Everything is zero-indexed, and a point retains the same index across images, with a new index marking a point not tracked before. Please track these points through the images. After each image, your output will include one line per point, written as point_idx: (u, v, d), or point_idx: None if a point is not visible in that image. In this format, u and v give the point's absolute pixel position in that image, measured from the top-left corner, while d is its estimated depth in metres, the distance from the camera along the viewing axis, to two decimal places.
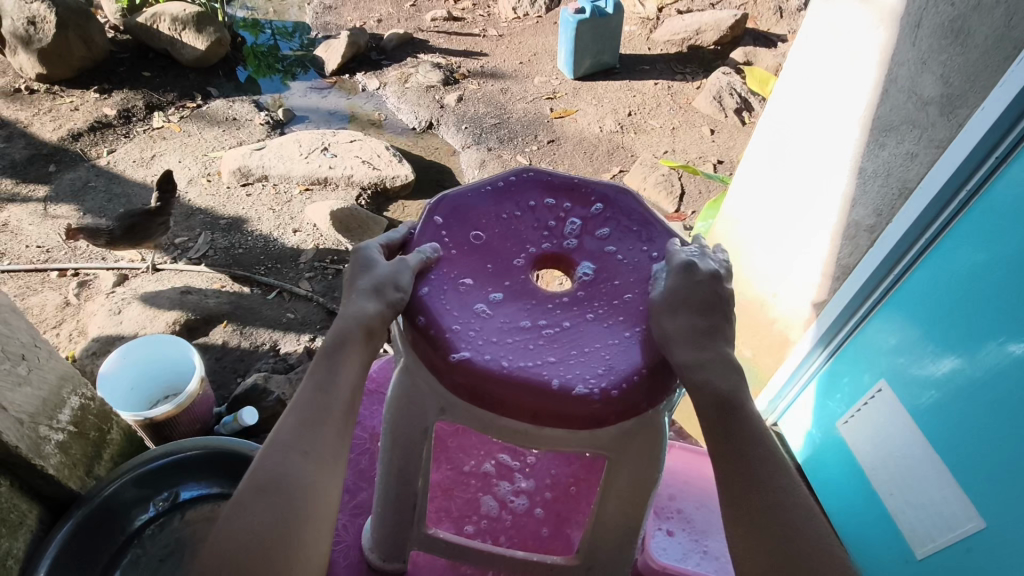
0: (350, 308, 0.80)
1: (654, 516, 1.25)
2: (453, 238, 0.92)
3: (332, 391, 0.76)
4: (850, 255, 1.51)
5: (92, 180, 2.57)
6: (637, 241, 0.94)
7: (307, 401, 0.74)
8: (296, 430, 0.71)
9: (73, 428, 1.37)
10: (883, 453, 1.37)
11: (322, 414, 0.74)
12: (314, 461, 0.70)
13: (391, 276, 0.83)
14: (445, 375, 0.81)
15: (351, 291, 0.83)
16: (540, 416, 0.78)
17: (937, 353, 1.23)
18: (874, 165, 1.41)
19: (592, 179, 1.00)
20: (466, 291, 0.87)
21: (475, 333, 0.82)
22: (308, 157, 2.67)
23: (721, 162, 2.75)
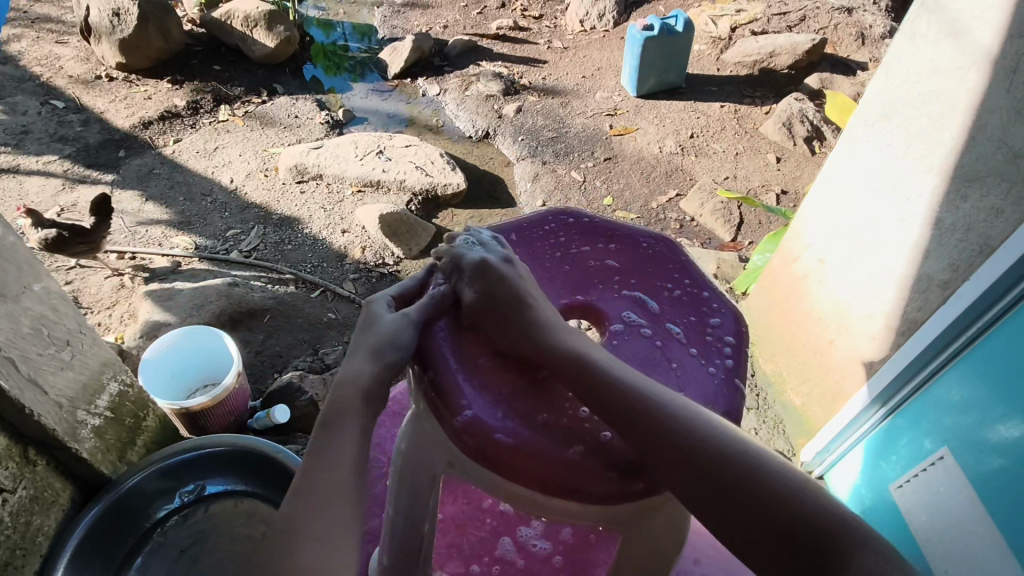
0: (347, 371, 0.83)
1: None
2: (472, 281, 0.89)
3: (338, 469, 0.77)
4: (918, 310, 1.39)
5: (157, 168, 2.67)
6: (684, 307, 0.90)
7: (309, 482, 0.76)
8: (305, 514, 0.73)
9: (110, 414, 1.39)
10: (937, 523, 1.24)
11: (332, 492, 0.75)
12: (325, 546, 0.72)
13: (392, 334, 0.82)
14: (452, 434, 0.74)
15: (357, 346, 0.86)
16: (551, 487, 0.72)
17: (1007, 416, 1.10)
18: (953, 218, 1.30)
19: (635, 229, 0.98)
20: (479, 340, 0.82)
21: (486, 388, 0.76)
22: (363, 159, 2.69)
23: (785, 192, 2.63)
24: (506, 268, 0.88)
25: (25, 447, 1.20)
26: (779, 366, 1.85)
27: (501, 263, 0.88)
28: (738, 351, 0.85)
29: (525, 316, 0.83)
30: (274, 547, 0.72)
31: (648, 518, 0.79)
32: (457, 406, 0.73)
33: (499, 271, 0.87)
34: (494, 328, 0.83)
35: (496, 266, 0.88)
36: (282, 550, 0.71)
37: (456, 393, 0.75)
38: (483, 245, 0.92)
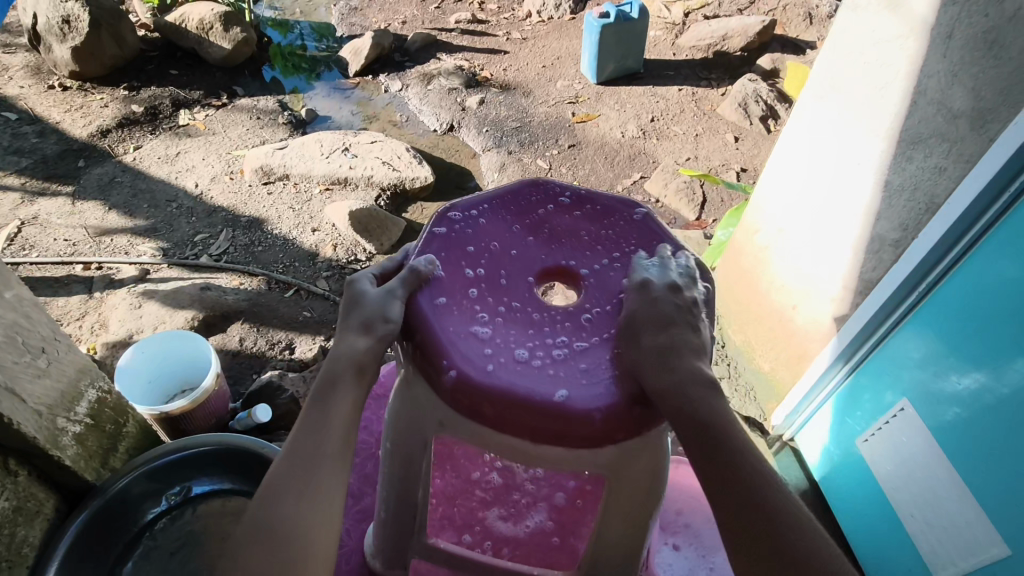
0: (342, 346, 0.83)
1: (660, 530, 1.22)
2: (450, 253, 0.91)
3: (326, 432, 0.78)
4: (873, 269, 1.47)
5: (118, 176, 2.62)
6: (654, 261, 0.94)
7: (299, 444, 0.77)
8: (290, 470, 0.75)
9: (90, 421, 1.37)
10: (904, 472, 1.33)
11: (317, 453, 0.77)
12: (306, 502, 0.74)
13: (379, 309, 0.82)
14: (444, 395, 0.79)
15: (344, 327, 0.85)
16: (539, 434, 0.77)
17: (961, 368, 1.20)
18: (900, 179, 1.37)
19: (603, 194, 1.02)
20: (463, 309, 0.85)
21: (474, 351, 0.80)
22: (330, 157, 2.69)
23: (744, 170, 2.71)
24: (667, 294, 0.84)
25: (5, 458, 1.19)
26: (747, 335, 1.91)
27: (667, 291, 0.84)
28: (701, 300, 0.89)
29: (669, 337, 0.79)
30: (256, 501, 0.74)
31: (633, 462, 0.82)
32: (441, 365, 0.79)
33: (666, 300, 0.83)
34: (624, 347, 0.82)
35: (658, 290, 0.85)
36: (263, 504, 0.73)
37: (439, 352, 0.80)
38: (666, 268, 0.89)
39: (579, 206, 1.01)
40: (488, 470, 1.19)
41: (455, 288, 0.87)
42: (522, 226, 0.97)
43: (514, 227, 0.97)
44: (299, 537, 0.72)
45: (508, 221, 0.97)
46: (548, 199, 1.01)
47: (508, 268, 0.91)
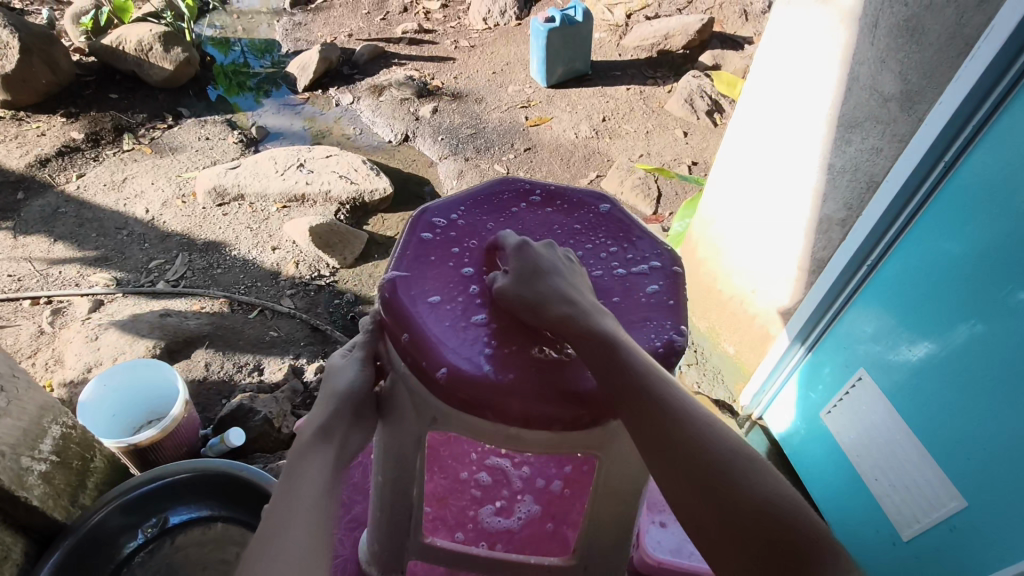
0: (312, 416, 0.88)
1: (648, 510, 1.25)
2: (432, 253, 0.93)
3: (296, 497, 0.78)
4: (824, 248, 1.54)
5: (62, 207, 2.53)
6: (627, 252, 0.97)
7: (270, 512, 0.77)
8: (259, 540, 0.75)
9: (56, 458, 1.27)
10: (867, 439, 1.40)
11: (288, 518, 0.76)
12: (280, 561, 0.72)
13: (343, 374, 0.91)
14: (435, 389, 0.80)
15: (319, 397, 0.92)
16: (532, 421, 0.79)
17: (911, 337, 1.27)
18: (842, 161, 1.45)
19: (574, 188, 1.06)
20: (455, 305, 0.86)
21: (473, 339, 0.82)
22: (284, 174, 2.65)
23: (695, 163, 2.80)
24: (546, 251, 0.87)
25: None
26: (711, 321, 1.97)
27: (543, 248, 0.88)
28: (668, 289, 0.92)
29: (556, 288, 0.82)
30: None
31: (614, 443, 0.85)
32: (435, 364, 0.79)
33: (542, 256, 0.86)
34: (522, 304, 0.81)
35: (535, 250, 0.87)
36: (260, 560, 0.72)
37: (431, 347, 0.80)
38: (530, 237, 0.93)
39: (549, 203, 1.04)
40: (475, 469, 1.25)
41: (446, 285, 0.88)
42: (498, 223, 1.00)
43: (489, 224, 0.99)
44: None
45: (483, 220, 0.99)
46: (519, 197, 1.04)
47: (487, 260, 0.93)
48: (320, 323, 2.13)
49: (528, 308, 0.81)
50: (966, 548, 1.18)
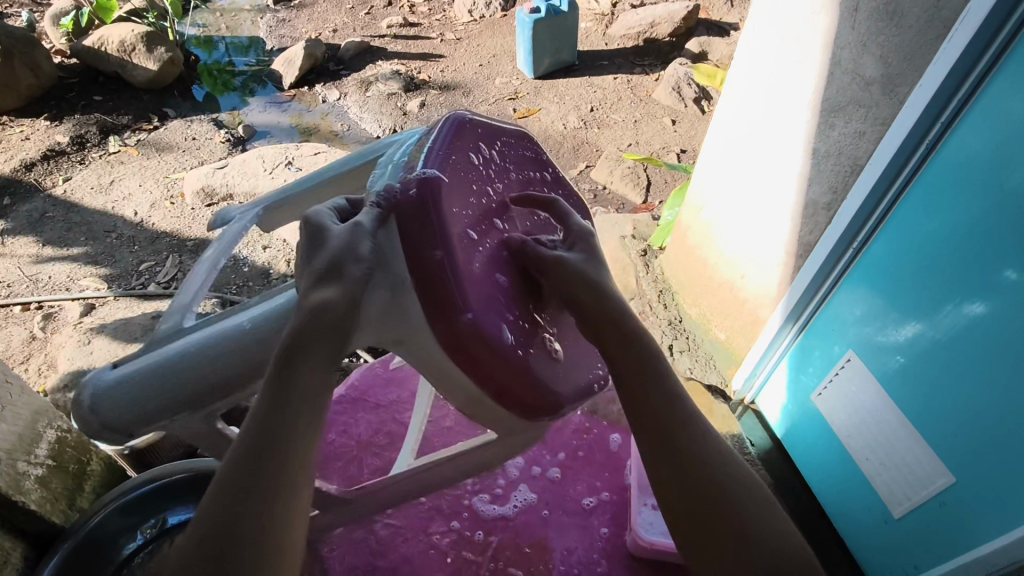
0: (310, 296, 0.70)
1: (638, 491, 1.21)
2: (473, 174, 0.83)
3: (281, 416, 0.68)
4: (811, 232, 1.55)
5: (49, 211, 2.51)
6: None
7: (254, 434, 0.68)
8: (239, 467, 0.66)
9: (53, 461, 1.27)
10: (856, 420, 1.43)
11: (269, 441, 0.67)
12: (262, 495, 0.65)
13: (351, 246, 0.72)
14: (443, 329, 0.73)
15: (306, 268, 0.73)
16: (502, 396, 0.79)
17: (897, 318, 1.29)
18: (826, 145, 1.46)
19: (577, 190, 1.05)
20: (485, 250, 0.80)
21: (495, 298, 0.77)
22: (273, 174, 2.59)
23: (684, 151, 2.80)
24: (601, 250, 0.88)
25: None
26: (702, 308, 1.98)
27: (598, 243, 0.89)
28: None
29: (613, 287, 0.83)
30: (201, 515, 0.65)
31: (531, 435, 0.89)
32: (462, 303, 0.72)
33: (600, 253, 0.87)
34: (582, 288, 0.81)
35: (595, 244, 0.87)
36: (224, 503, 0.65)
37: (462, 285, 0.72)
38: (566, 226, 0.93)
39: (558, 185, 1.01)
40: None
41: (478, 218, 0.81)
42: (517, 174, 0.94)
43: (512, 172, 0.93)
44: (253, 534, 0.64)
45: (508, 164, 0.93)
46: (537, 161, 1.00)
47: (511, 217, 0.88)
48: None
49: (589, 295, 0.80)
50: (955, 524, 1.21)
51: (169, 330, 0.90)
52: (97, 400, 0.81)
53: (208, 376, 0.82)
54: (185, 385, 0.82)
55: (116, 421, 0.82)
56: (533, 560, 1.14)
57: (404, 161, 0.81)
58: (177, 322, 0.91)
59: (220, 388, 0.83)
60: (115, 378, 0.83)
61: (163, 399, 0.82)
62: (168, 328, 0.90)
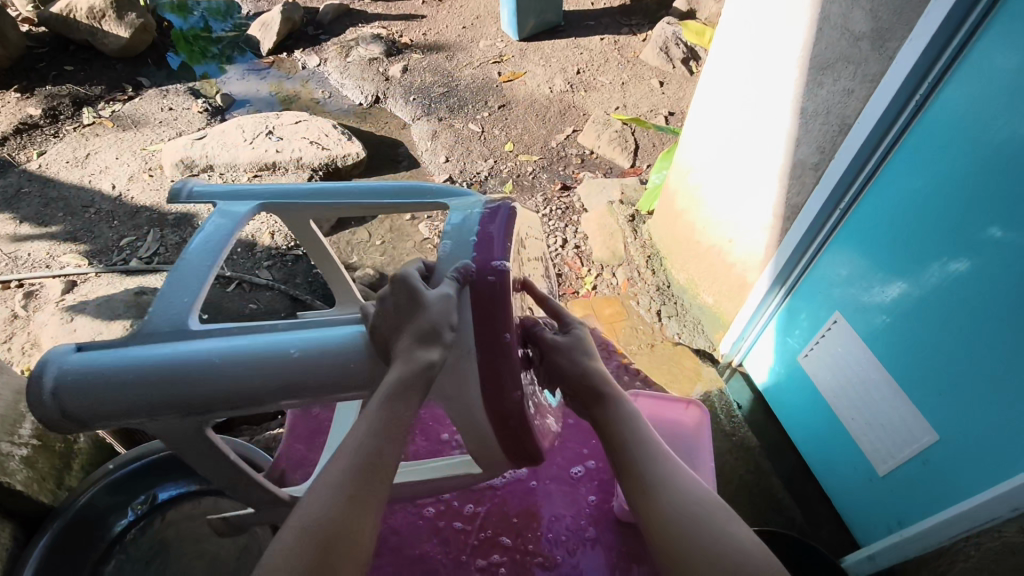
0: (408, 357, 0.76)
1: None
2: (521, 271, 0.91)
3: (386, 434, 0.74)
4: (798, 193, 1.52)
5: (25, 186, 2.45)
6: None
7: (364, 448, 0.73)
8: (353, 475, 0.71)
9: (38, 441, 1.26)
10: (842, 381, 1.44)
11: (376, 459, 0.73)
12: (359, 501, 0.70)
13: (444, 315, 0.78)
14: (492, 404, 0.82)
15: (399, 327, 0.79)
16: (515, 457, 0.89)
17: (884, 277, 1.29)
18: (814, 104, 1.42)
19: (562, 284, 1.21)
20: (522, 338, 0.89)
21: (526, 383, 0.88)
22: (253, 143, 2.56)
23: (672, 114, 2.76)
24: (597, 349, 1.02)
25: None
26: (689, 273, 1.97)
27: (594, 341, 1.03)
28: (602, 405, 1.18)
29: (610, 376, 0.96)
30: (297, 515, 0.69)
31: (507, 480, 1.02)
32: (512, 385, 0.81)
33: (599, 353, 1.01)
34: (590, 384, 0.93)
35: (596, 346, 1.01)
36: (325, 498, 0.69)
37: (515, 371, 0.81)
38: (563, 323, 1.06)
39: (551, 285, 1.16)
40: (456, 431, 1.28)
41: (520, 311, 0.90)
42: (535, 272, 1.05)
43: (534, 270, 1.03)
44: (347, 536, 0.67)
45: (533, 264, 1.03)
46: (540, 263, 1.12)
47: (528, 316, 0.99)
48: (300, 294, 2.11)
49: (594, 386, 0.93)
50: (937, 480, 1.23)
51: (164, 325, 0.84)
52: (66, 382, 0.78)
53: (212, 387, 0.79)
54: (178, 387, 0.78)
55: (87, 404, 0.78)
56: (522, 530, 1.15)
57: (474, 240, 0.86)
58: (177, 319, 0.85)
59: (226, 401, 0.80)
60: (80, 360, 0.80)
61: (149, 395, 0.78)
62: (166, 325, 0.84)
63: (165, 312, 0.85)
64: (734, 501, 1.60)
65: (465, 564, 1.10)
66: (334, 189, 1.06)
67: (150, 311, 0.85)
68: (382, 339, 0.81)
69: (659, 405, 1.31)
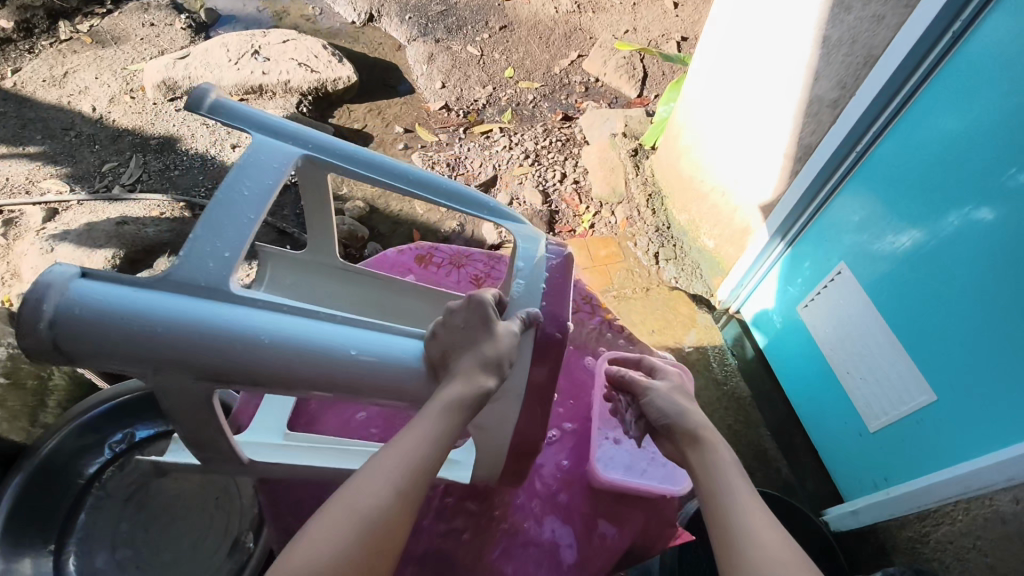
0: (466, 376, 0.78)
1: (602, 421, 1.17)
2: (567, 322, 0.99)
3: (432, 442, 0.75)
4: (812, 133, 1.39)
5: (0, 106, 2.33)
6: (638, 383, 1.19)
7: (409, 449, 0.74)
8: (399, 472, 0.72)
9: (3, 380, 1.23)
10: (841, 334, 1.38)
11: (421, 463, 0.74)
12: (399, 499, 0.71)
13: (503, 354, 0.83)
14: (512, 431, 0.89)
15: (462, 345, 0.81)
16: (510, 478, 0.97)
17: (898, 224, 1.20)
18: (839, 32, 1.27)
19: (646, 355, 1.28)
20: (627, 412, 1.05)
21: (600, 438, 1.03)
22: (238, 63, 2.41)
23: (684, 39, 2.58)
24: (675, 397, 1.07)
25: None
26: (692, 215, 1.87)
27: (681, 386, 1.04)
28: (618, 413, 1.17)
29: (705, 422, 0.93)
30: (340, 496, 0.71)
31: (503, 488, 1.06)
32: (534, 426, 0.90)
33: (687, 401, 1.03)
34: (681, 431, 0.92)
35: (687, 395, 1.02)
36: (371, 490, 0.70)
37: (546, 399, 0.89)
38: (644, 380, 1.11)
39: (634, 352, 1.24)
40: None
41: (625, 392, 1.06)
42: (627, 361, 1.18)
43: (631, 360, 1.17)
44: (380, 530, 0.69)
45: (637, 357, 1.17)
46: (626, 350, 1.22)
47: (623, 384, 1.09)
48: (287, 227, 2.03)
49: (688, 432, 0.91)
50: (931, 440, 1.19)
51: (197, 279, 0.75)
52: (69, 316, 0.67)
53: (249, 363, 0.72)
54: (204, 354, 0.70)
55: (93, 346, 0.68)
56: None
57: (544, 288, 0.93)
58: (218, 277, 0.75)
59: (263, 380, 0.73)
60: (93, 293, 0.69)
61: (166, 354, 0.70)
62: (203, 279, 0.75)
63: (200, 266, 0.76)
64: None
65: (427, 528, 1.02)
66: (378, 167, 0.96)
67: (182, 260, 0.75)
68: (441, 355, 0.80)
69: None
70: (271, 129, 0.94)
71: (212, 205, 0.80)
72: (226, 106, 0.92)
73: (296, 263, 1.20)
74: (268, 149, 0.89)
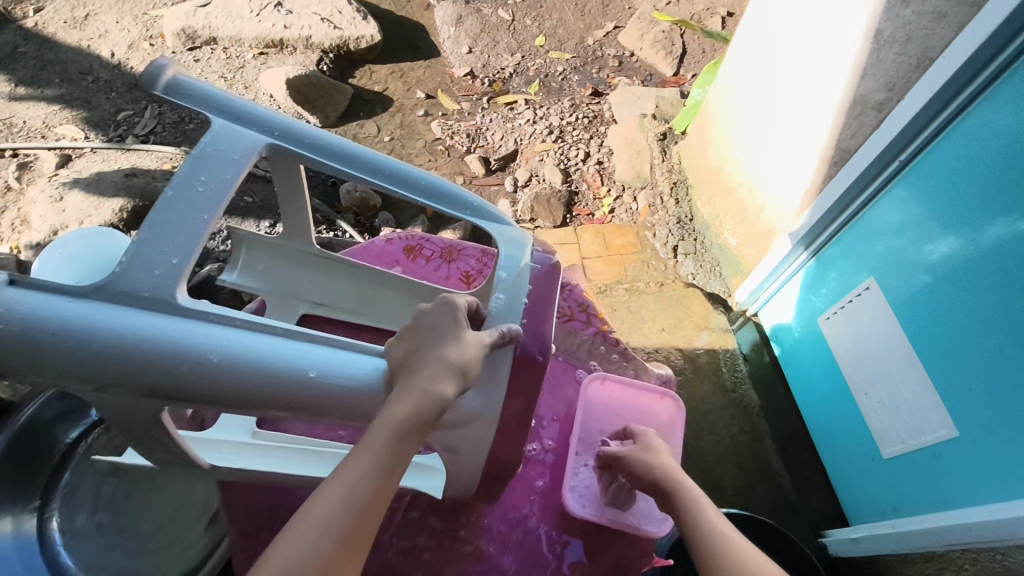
0: (427, 382, 0.72)
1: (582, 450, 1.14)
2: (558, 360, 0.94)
3: (385, 470, 0.70)
4: (852, 137, 1.29)
5: (20, 46, 2.30)
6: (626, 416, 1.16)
7: (360, 479, 0.69)
8: (351, 507, 0.67)
9: None
10: (862, 352, 1.29)
11: (374, 494, 0.69)
12: (348, 541, 0.66)
13: (468, 359, 0.76)
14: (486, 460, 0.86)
15: (426, 345, 0.76)
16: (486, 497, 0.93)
17: (935, 239, 1.11)
18: (893, 27, 1.15)
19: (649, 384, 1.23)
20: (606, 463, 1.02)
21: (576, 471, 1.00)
22: (260, 15, 2.33)
23: (731, 15, 2.40)
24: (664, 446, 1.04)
25: None
26: (715, 209, 1.78)
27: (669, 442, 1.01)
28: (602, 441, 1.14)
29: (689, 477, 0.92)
30: (287, 537, 0.66)
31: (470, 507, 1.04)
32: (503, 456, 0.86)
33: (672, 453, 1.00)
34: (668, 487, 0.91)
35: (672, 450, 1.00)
36: (318, 528, 0.65)
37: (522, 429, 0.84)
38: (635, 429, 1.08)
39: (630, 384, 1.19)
40: None
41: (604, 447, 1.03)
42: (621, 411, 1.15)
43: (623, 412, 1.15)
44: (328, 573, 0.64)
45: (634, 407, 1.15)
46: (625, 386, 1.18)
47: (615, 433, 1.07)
48: None
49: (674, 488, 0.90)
50: (947, 477, 1.12)
51: (140, 288, 0.70)
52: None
53: (193, 384, 0.68)
54: (139, 372, 0.67)
55: (27, 362, 0.66)
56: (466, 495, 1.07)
57: (525, 302, 0.87)
58: (160, 287, 0.71)
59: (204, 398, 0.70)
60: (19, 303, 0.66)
61: (100, 369, 0.67)
62: (144, 289, 0.70)
63: (144, 273, 0.71)
64: (720, 464, 1.51)
65: None
66: (344, 155, 0.91)
67: (124, 268, 0.71)
68: (401, 356, 0.75)
69: (626, 389, 1.18)
70: (232, 113, 0.89)
71: (159, 203, 0.75)
72: (184, 84, 0.87)
73: (271, 248, 1.18)
74: (226, 136, 0.85)
